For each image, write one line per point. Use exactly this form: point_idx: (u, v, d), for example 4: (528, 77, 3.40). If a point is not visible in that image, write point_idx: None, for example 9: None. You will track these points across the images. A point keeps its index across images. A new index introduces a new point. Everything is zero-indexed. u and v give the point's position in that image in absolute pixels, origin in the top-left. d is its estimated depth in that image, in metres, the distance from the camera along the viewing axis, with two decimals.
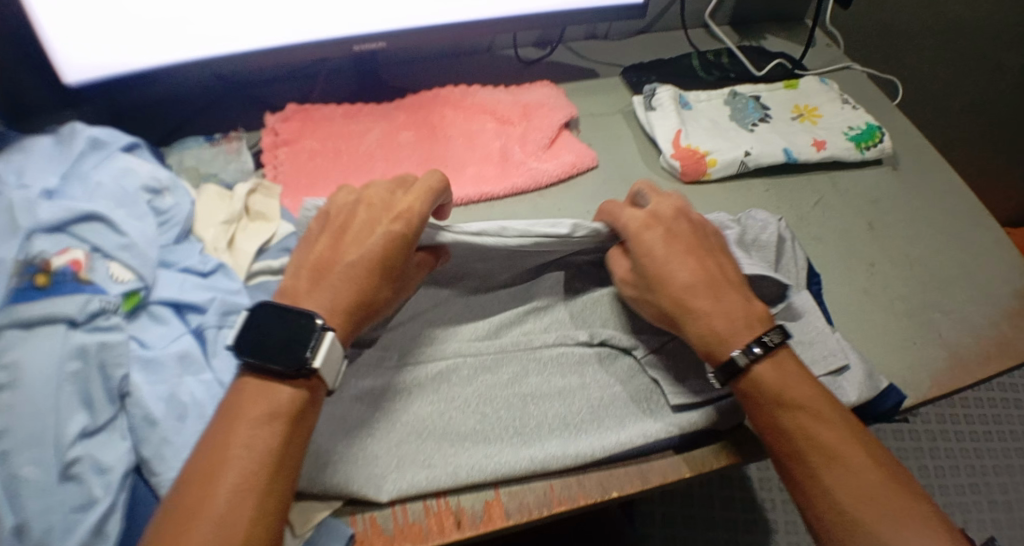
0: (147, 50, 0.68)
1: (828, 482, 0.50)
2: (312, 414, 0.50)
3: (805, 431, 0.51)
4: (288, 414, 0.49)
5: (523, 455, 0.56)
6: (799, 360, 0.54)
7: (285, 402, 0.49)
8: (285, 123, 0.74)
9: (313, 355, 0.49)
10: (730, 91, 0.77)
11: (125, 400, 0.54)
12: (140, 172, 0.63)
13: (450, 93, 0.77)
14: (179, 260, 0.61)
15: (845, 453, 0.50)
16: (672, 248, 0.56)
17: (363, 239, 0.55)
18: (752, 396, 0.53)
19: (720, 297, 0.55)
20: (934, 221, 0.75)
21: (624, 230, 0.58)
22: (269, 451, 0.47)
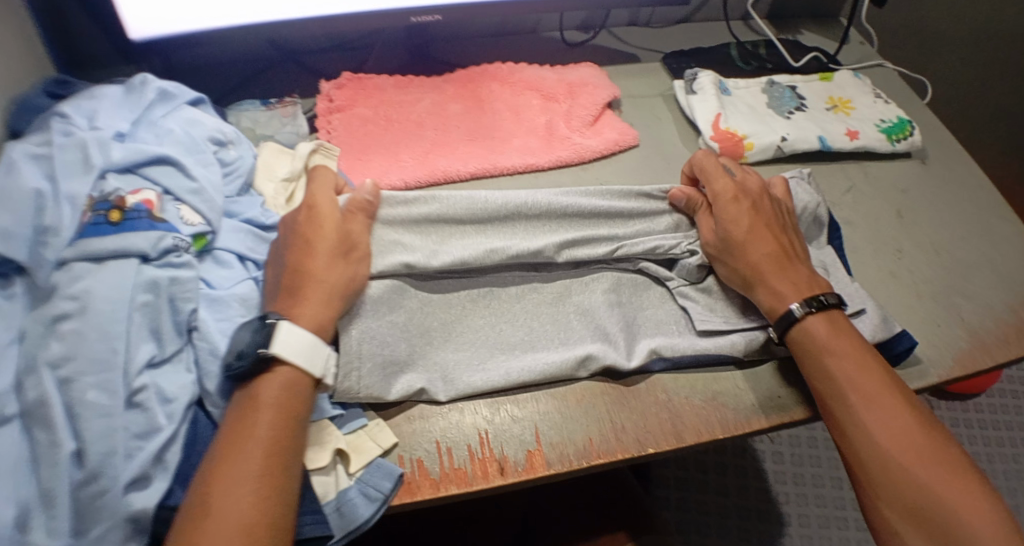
0: (215, 12, 0.71)
1: (870, 420, 0.56)
2: (302, 401, 0.54)
3: (851, 374, 0.57)
4: (275, 406, 0.53)
5: (567, 357, 0.61)
6: (843, 320, 0.61)
7: (272, 395, 0.53)
8: (340, 90, 0.77)
9: (268, 343, 0.54)
10: (768, 80, 0.80)
11: (192, 334, 0.58)
12: (206, 123, 0.67)
13: (498, 69, 0.80)
14: (242, 211, 0.65)
15: (882, 395, 0.56)
16: (755, 221, 0.65)
17: (299, 252, 0.59)
18: (803, 345, 0.60)
19: (787, 269, 0.63)
20: (960, 214, 0.78)
21: (716, 196, 0.67)
22: (262, 441, 0.51)
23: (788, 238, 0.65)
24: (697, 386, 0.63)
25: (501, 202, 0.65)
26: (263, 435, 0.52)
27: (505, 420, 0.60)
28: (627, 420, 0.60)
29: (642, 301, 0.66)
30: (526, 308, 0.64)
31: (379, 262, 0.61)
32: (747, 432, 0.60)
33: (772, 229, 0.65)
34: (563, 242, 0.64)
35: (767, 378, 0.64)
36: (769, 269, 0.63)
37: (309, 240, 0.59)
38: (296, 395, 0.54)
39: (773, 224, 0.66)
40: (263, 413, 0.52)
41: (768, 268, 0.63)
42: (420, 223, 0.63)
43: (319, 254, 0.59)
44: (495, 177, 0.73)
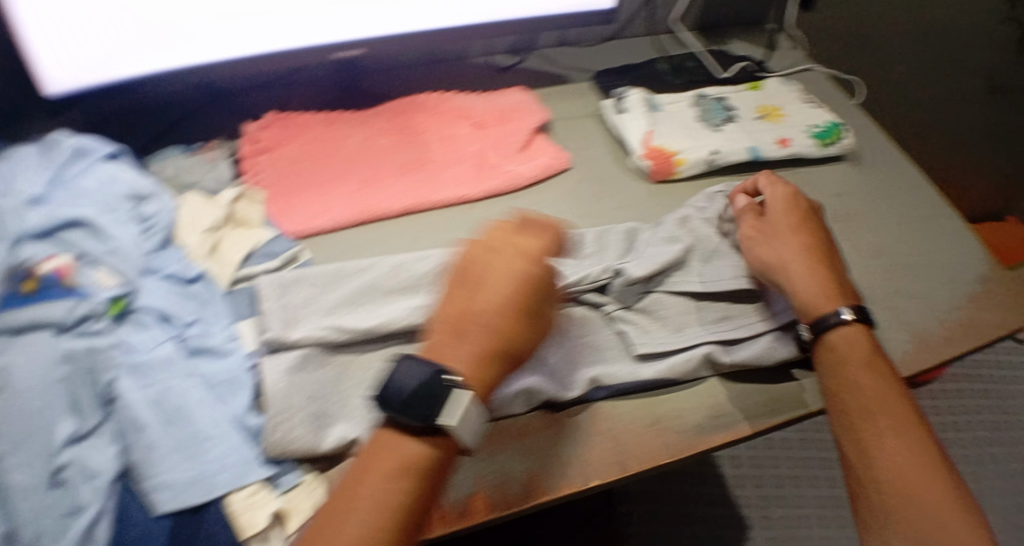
0: (136, 60, 0.69)
1: (893, 442, 0.57)
2: (439, 461, 0.56)
3: (880, 394, 0.59)
4: (410, 467, 0.54)
5: (507, 393, 0.60)
6: (871, 339, 0.62)
7: (411, 454, 0.55)
8: (265, 131, 0.76)
9: (442, 411, 0.54)
10: (697, 93, 0.80)
11: (112, 403, 0.57)
12: (124, 180, 0.67)
13: (425, 99, 0.79)
14: (162, 266, 0.65)
15: (908, 421, 0.58)
16: (789, 224, 0.67)
17: (477, 287, 0.61)
18: (838, 357, 0.61)
19: (823, 267, 0.65)
20: (896, 214, 0.78)
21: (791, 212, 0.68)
22: (371, 505, 0.53)
23: (827, 244, 0.67)
24: (634, 412, 0.62)
25: (428, 261, 0.67)
26: (387, 498, 0.53)
27: None
28: (567, 454, 0.59)
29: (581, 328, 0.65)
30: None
31: (304, 332, 0.62)
32: (688, 456, 0.60)
33: (807, 233, 0.67)
34: None
35: (706, 399, 0.63)
36: (801, 268, 0.65)
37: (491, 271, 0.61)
38: (444, 457, 0.56)
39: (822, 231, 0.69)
40: (394, 478, 0.54)
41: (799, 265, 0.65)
42: (345, 302, 0.64)
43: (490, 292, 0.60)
44: (427, 212, 0.72)
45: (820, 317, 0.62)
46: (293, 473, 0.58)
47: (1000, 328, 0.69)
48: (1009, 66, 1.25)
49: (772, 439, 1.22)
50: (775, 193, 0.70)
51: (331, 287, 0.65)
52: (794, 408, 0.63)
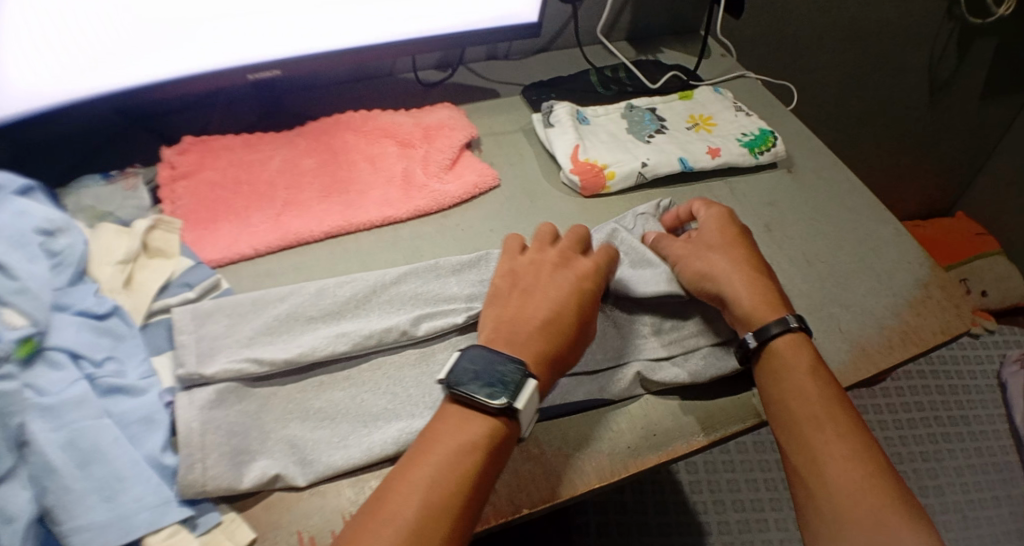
0: (60, 82, 0.65)
1: (838, 448, 0.56)
2: (506, 444, 0.53)
3: (826, 402, 0.58)
4: (487, 444, 0.52)
5: None
6: (813, 346, 0.62)
7: (483, 431, 0.52)
8: (183, 155, 0.73)
9: (516, 398, 0.52)
10: (627, 104, 0.80)
11: (23, 449, 0.52)
12: (33, 214, 0.63)
13: (351, 118, 0.77)
14: (74, 303, 0.60)
15: (853, 427, 0.57)
16: (719, 239, 0.67)
17: (551, 293, 0.60)
18: (782, 362, 0.61)
19: (758, 278, 0.64)
20: (832, 221, 0.78)
21: (716, 229, 0.67)
22: (447, 477, 0.50)
23: (761, 261, 0.67)
24: (569, 433, 0.60)
25: (352, 286, 0.65)
26: (461, 470, 0.50)
27: None
28: (500, 480, 0.57)
29: None
30: (388, 374, 0.62)
31: (222, 364, 0.59)
32: (623, 477, 0.58)
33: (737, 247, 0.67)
34: (419, 315, 0.63)
35: (642, 417, 0.62)
36: (739, 278, 0.64)
37: (555, 272, 0.62)
38: (502, 438, 0.53)
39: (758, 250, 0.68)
40: (477, 450, 0.51)
41: (738, 275, 0.64)
42: (268, 329, 0.62)
43: (562, 288, 0.60)
44: (353, 234, 0.70)
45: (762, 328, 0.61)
46: (213, 511, 0.55)
47: (935, 332, 0.69)
48: (946, 66, 1.27)
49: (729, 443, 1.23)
50: (712, 213, 0.69)
51: (251, 316, 0.63)
52: (730, 423, 0.62)
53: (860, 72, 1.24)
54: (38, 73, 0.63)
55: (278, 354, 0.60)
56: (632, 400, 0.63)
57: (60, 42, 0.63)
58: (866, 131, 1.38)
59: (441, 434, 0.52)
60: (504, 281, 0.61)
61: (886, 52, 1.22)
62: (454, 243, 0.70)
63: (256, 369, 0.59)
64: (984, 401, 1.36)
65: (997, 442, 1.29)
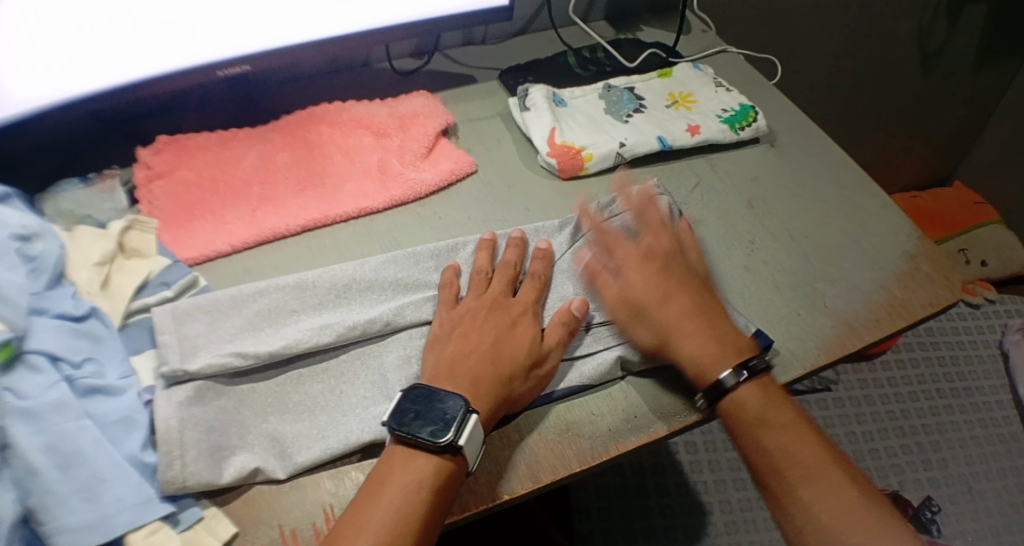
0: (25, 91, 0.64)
1: (808, 494, 0.57)
2: (454, 482, 0.53)
3: (788, 448, 0.58)
4: (432, 485, 0.52)
5: None
6: (773, 384, 0.61)
7: (430, 471, 0.52)
8: (158, 156, 0.72)
9: (457, 434, 0.52)
10: (605, 84, 0.78)
11: (5, 453, 0.53)
12: (7, 221, 0.63)
13: (326, 111, 0.76)
14: (52, 306, 0.60)
15: (819, 467, 0.58)
16: (665, 283, 0.64)
17: (486, 335, 0.59)
18: (735, 417, 0.60)
19: (706, 326, 0.62)
20: (818, 196, 0.77)
21: (653, 266, 0.65)
22: (392, 517, 0.50)
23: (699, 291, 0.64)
24: (548, 420, 0.59)
25: (332, 277, 0.65)
26: (408, 513, 0.51)
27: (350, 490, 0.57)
28: (479, 468, 0.56)
29: None
30: (368, 362, 0.62)
31: (208, 360, 0.58)
32: (604, 461, 0.58)
33: (686, 288, 0.64)
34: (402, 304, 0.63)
35: (622, 399, 0.61)
36: (682, 330, 0.61)
37: (489, 313, 0.61)
38: (449, 478, 0.53)
39: (693, 276, 0.65)
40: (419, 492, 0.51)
41: (688, 325, 0.61)
42: (250, 323, 0.62)
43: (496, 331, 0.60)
44: (329, 227, 0.70)
45: (712, 384, 0.59)
46: (195, 507, 0.55)
47: (922, 305, 0.69)
48: (935, 32, 1.25)
49: None
50: (627, 262, 0.65)
51: (232, 312, 0.63)
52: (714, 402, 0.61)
53: (851, 43, 1.22)
54: (4, 82, 0.63)
55: (265, 348, 0.60)
56: (614, 386, 0.62)
57: (26, 47, 0.62)
58: (859, 102, 1.36)
59: (386, 477, 0.52)
60: (444, 324, 0.61)
61: (877, 22, 1.20)
62: (431, 232, 0.69)
63: (245, 360, 0.59)
64: (987, 372, 1.35)
65: (1002, 412, 1.28)
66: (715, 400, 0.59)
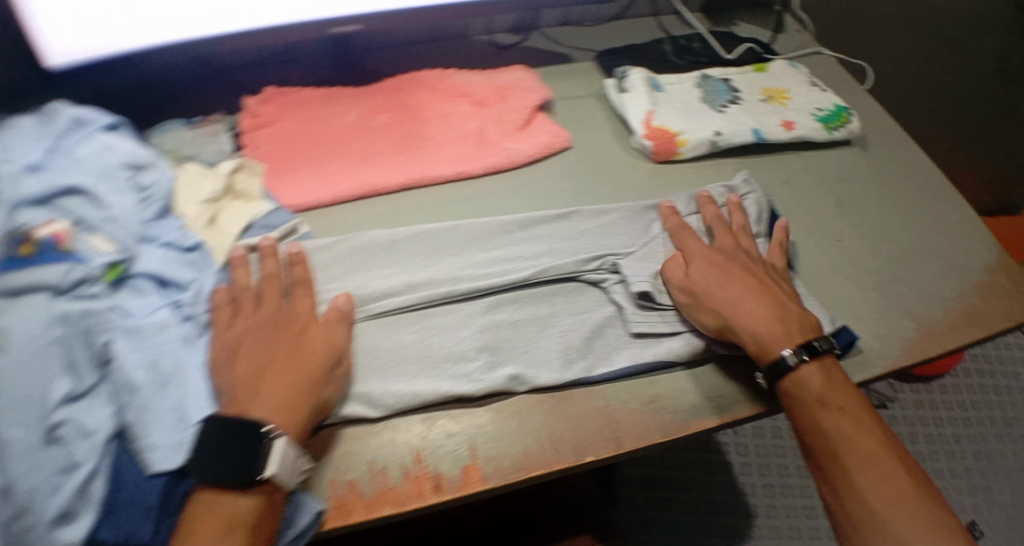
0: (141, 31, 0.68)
1: (861, 479, 0.57)
2: (272, 517, 0.54)
3: (846, 431, 0.58)
4: (244, 523, 0.52)
5: (502, 372, 0.61)
6: (835, 367, 0.61)
7: (242, 510, 0.53)
8: (263, 105, 0.75)
9: (267, 464, 0.53)
10: (701, 74, 0.79)
11: (107, 367, 0.56)
12: (120, 149, 0.66)
13: (425, 77, 0.79)
14: (160, 235, 0.63)
15: (875, 454, 0.57)
16: (727, 266, 0.64)
17: (283, 345, 0.59)
18: (794, 396, 0.59)
19: (769, 306, 0.62)
20: (904, 201, 0.77)
21: (722, 251, 0.66)
22: None
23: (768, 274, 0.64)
24: (631, 391, 0.62)
25: (428, 237, 0.67)
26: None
27: (439, 435, 0.60)
28: (564, 429, 0.60)
29: (577, 306, 0.66)
30: (457, 319, 0.64)
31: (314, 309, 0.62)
32: (683, 436, 0.60)
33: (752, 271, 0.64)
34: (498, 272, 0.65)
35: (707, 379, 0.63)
36: (746, 307, 0.62)
37: (245, 319, 0.60)
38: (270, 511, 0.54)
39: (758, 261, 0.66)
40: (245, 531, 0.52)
41: (751, 303, 0.62)
42: (352, 275, 0.65)
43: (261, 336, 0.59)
44: (424, 188, 0.71)
45: (773, 360, 0.59)
46: None
47: (1001, 318, 0.68)
48: None
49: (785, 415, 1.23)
50: (694, 244, 0.66)
51: (333, 263, 0.66)
52: None
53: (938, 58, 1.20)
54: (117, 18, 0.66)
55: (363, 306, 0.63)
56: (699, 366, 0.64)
57: None
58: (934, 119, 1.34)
59: (193, 523, 0.52)
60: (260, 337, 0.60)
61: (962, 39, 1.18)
62: (524, 200, 0.71)
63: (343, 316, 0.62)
64: None
65: None
66: (776, 378, 0.59)
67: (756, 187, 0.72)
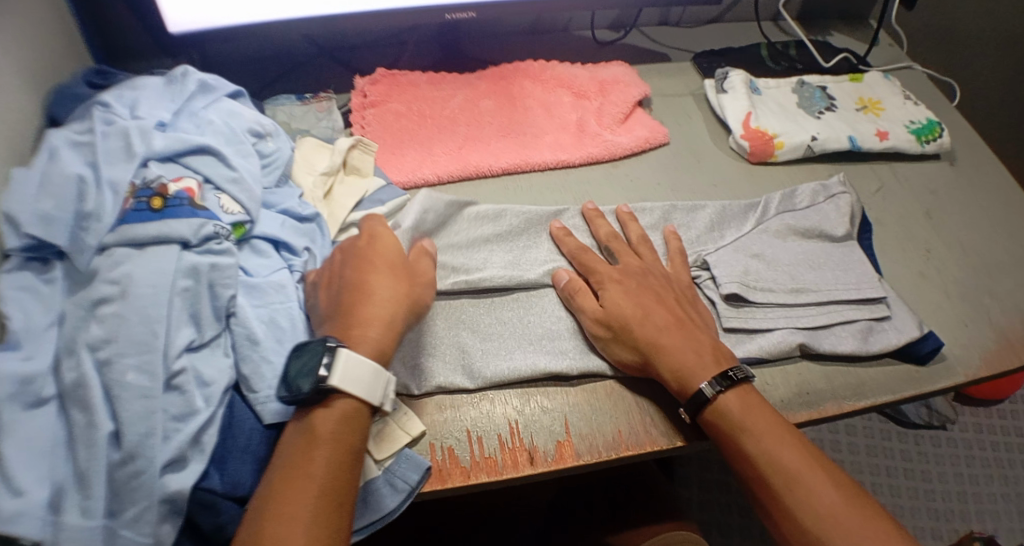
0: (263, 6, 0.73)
1: (792, 502, 0.55)
2: (352, 433, 0.55)
3: (758, 455, 0.56)
4: (325, 436, 0.54)
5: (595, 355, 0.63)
6: (753, 390, 0.59)
7: (323, 424, 0.54)
8: (373, 85, 0.79)
9: (329, 372, 0.54)
10: (798, 79, 0.81)
11: (229, 320, 0.59)
12: (246, 116, 0.69)
13: (529, 67, 0.82)
14: (280, 202, 0.66)
15: (804, 475, 0.55)
16: (640, 299, 0.62)
17: (378, 280, 0.60)
18: (714, 424, 0.58)
19: (689, 336, 0.61)
20: (993, 218, 0.78)
21: (598, 282, 0.65)
22: (318, 476, 0.52)
23: (640, 297, 0.63)
24: None
25: (525, 219, 0.70)
26: (317, 467, 0.52)
27: (534, 411, 0.61)
28: (655, 412, 0.62)
29: None
30: (551, 300, 0.66)
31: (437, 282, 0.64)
32: None
33: (662, 299, 0.63)
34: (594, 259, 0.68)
35: (797, 375, 0.63)
36: (669, 341, 0.60)
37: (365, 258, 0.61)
38: (350, 425, 0.55)
39: (662, 285, 0.64)
40: (322, 444, 0.53)
41: (669, 337, 0.60)
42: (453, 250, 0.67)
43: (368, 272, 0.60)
44: (526, 173, 0.74)
45: (694, 394, 0.58)
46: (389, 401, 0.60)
47: None
48: None
49: (837, 423, 1.24)
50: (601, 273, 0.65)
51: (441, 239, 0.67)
52: (879, 392, 0.63)
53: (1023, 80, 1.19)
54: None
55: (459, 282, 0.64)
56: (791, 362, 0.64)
57: None
58: None
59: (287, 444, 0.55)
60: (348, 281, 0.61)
61: None
62: (622, 191, 0.73)
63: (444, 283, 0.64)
64: None
65: None
66: (695, 412, 0.58)
67: (850, 191, 0.73)
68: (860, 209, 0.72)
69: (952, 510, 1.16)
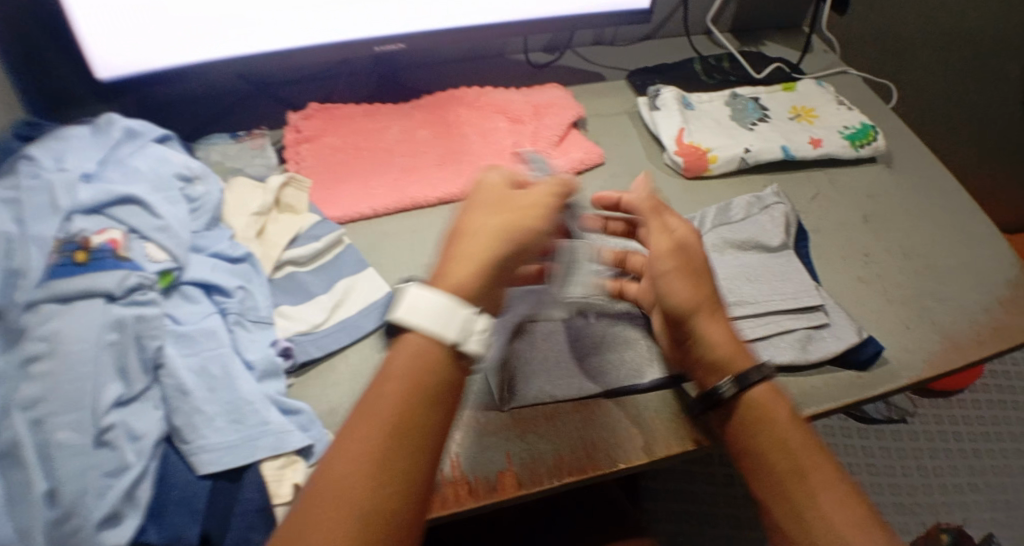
0: (192, 48, 0.72)
1: (809, 489, 0.54)
2: (438, 372, 0.49)
3: (777, 440, 0.55)
4: (402, 375, 0.48)
5: (534, 386, 0.63)
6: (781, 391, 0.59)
7: (397, 364, 0.49)
8: (307, 121, 0.79)
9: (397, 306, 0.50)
10: (731, 93, 0.82)
11: (158, 371, 0.57)
12: (173, 161, 0.69)
13: (464, 94, 0.83)
14: (209, 245, 0.66)
15: (819, 464, 0.55)
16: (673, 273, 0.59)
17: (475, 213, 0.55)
18: (748, 411, 0.57)
19: (714, 318, 0.58)
20: (931, 217, 0.78)
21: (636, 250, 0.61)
22: (391, 416, 0.46)
23: (690, 272, 0.59)
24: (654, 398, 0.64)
25: None
26: (387, 404, 0.46)
27: (476, 442, 0.60)
28: (597, 435, 0.61)
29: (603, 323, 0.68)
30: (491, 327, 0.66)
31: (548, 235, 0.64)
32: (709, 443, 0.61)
33: (696, 274, 0.59)
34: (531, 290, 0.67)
35: None
36: (702, 323, 0.58)
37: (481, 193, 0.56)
38: (427, 362, 0.49)
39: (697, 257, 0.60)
40: (400, 381, 0.47)
41: (702, 319, 0.58)
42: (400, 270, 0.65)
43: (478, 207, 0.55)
44: None
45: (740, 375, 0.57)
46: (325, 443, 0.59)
47: None
48: None
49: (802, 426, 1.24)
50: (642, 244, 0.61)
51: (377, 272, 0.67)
52: (822, 401, 0.61)
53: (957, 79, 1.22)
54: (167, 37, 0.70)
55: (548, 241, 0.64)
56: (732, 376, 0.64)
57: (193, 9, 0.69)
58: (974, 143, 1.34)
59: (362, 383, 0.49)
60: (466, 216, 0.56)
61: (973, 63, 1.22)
62: None
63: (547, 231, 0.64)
64: None
65: None
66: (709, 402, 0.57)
67: (785, 201, 0.74)
68: (796, 217, 0.73)
69: (922, 504, 1.15)
